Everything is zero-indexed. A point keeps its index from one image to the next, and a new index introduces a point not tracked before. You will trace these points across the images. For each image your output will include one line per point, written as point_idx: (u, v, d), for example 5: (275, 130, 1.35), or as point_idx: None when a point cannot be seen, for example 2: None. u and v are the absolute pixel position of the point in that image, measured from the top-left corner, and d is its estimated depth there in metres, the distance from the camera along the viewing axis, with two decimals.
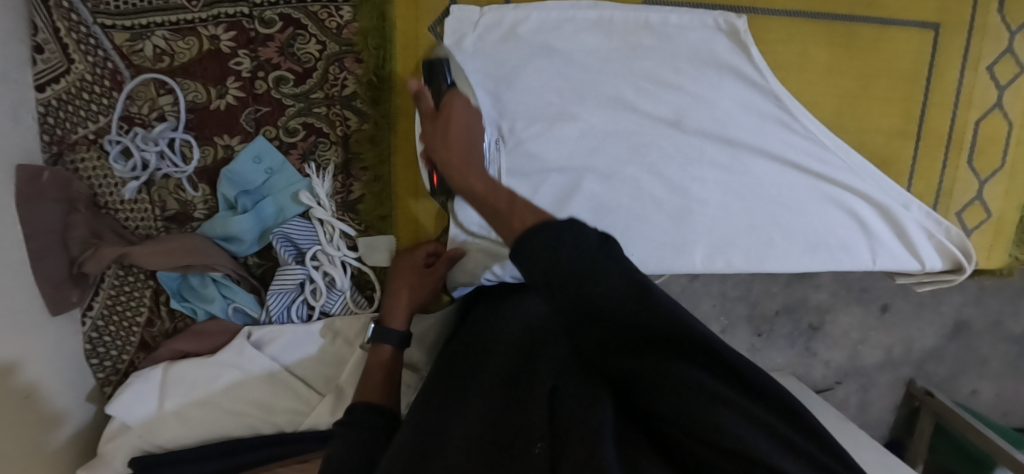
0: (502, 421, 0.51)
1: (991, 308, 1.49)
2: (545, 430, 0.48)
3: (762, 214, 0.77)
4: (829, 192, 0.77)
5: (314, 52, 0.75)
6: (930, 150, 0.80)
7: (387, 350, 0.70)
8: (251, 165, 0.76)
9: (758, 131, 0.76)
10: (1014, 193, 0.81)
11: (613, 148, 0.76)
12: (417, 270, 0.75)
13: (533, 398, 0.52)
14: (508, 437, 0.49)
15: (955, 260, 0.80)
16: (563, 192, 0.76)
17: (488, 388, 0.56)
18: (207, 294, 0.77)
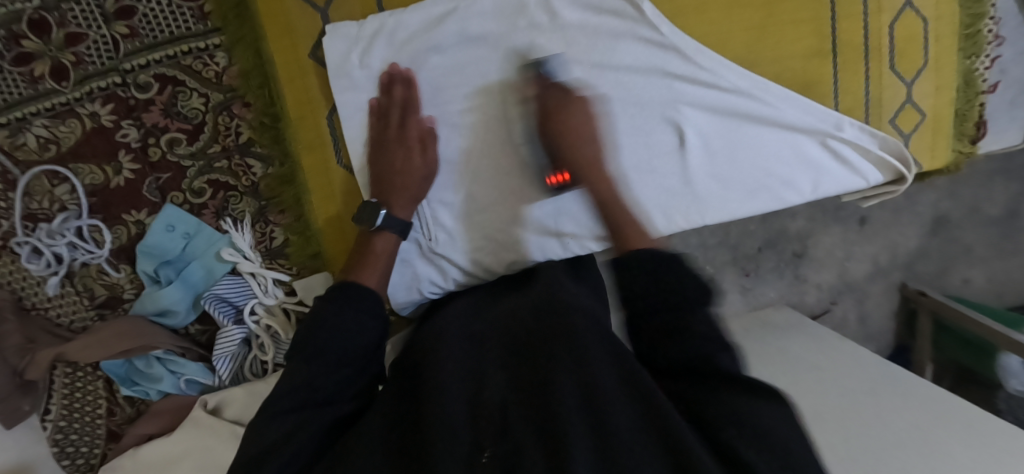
0: (475, 423, 0.54)
1: (964, 198, 1.57)
2: (498, 431, 0.53)
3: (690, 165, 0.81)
4: (740, 129, 0.81)
5: (199, 105, 0.73)
6: (849, 64, 0.80)
7: (390, 238, 0.71)
8: (166, 234, 0.74)
9: (660, 89, 0.78)
10: (943, 89, 0.83)
11: (530, 129, 0.77)
12: (407, 139, 0.72)
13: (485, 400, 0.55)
14: (474, 436, 0.53)
15: (896, 169, 0.82)
16: (485, 185, 0.77)
17: (447, 381, 0.57)
18: (154, 374, 0.75)
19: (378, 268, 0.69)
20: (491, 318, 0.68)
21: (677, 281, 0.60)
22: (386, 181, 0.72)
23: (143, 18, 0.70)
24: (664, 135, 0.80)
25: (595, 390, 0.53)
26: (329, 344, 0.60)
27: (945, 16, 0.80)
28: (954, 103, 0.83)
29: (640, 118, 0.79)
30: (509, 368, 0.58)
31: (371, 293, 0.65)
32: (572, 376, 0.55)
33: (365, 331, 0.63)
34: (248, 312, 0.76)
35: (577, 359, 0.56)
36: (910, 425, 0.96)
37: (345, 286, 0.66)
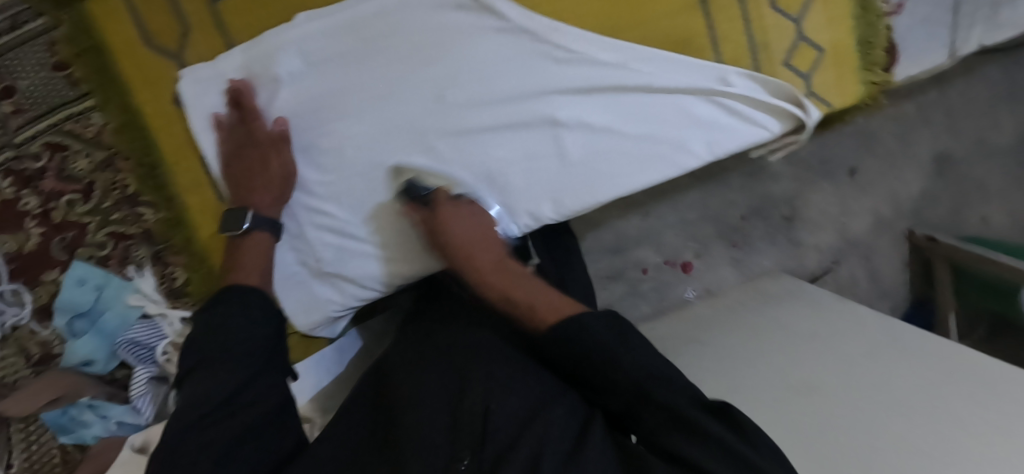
0: (455, 430, 0.60)
1: (966, 132, 1.50)
2: (477, 438, 0.58)
3: (573, 150, 0.78)
4: (617, 99, 0.77)
5: (86, 165, 0.79)
6: (721, 12, 0.75)
7: (264, 237, 0.76)
8: (77, 288, 0.78)
9: (520, 79, 0.76)
10: (837, 19, 0.76)
11: (403, 141, 0.77)
12: (266, 144, 0.75)
13: (470, 414, 0.61)
14: (454, 451, 0.58)
15: (795, 116, 0.77)
16: (366, 199, 0.80)
17: (432, 410, 0.63)
18: (86, 420, 0.79)
19: (256, 266, 0.75)
20: (473, 345, 0.72)
21: (592, 329, 0.60)
22: (247, 189, 0.76)
23: (25, 95, 0.77)
24: (540, 128, 0.78)
25: (550, 393, 0.62)
26: (231, 349, 0.64)
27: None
28: (853, 30, 0.77)
29: (506, 115, 0.77)
30: (479, 377, 0.65)
31: (256, 295, 0.70)
32: (556, 397, 0.62)
33: (255, 334, 0.67)
34: (161, 353, 0.80)
35: (532, 382, 0.64)
36: (917, 387, 0.82)
37: (232, 294, 0.70)
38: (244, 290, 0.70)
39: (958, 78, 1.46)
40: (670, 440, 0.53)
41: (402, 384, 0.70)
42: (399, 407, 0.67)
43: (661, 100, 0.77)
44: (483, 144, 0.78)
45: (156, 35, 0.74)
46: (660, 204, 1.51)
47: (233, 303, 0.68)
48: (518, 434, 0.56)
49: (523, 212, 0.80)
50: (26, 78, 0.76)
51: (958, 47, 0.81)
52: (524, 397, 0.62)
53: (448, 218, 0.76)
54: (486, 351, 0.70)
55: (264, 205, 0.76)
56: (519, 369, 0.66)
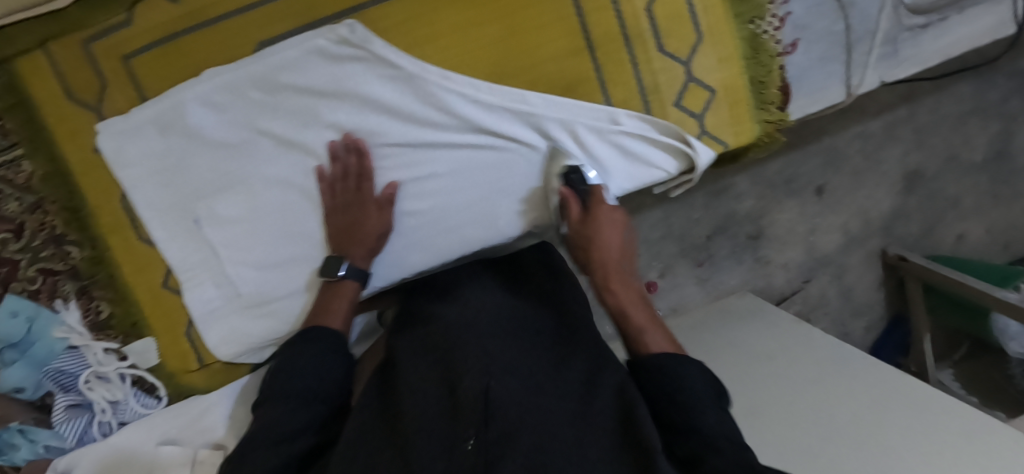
0: (449, 415, 0.59)
1: (938, 147, 1.46)
2: (476, 419, 0.56)
3: (479, 193, 0.82)
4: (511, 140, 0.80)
5: (17, 207, 0.83)
6: (611, 56, 0.77)
7: (353, 285, 0.81)
8: (8, 320, 0.81)
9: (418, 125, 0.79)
10: (727, 60, 0.77)
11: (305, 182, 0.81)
12: (361, 198, 0.80)
13: (467, 398, 0.59)
14: (454, 430, 0.57)
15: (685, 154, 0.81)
16: (278, 238, 0.82)
17: (424, 393, 0.64)
18: (15, 443, 0.82)
19: (341, 312, 0.80)
20: (490, 313, 0.75)
21: (687, 386, 0.62)
22: (346, 238, 0.80)
23: None
24: (446, 170, 0.81)
25: (551, 379, 0.65)
26: (298, 384, 0.70)
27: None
28: (744, 72, 0.78)
29: (411, 165, 0.81)
30: (465, 355, 0.66)
31: (335, 337, 0.77)
32: (549, 374, 0.66)
33: (331, 368, 0.74)
34: (84, 381, 0.84)
35: (532, 361, 0.67)
36: (852, 415, 0.87)
37: (314, 332, 0.77)
38: (325, 332, 0.76)
39: (927, 95, 1.42)
40: (695, 410, 0.60)
41: (400, 369, 0.72)
42: (402, 395, 0.66)
43: (555, 140, 0.80)
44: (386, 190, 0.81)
45: (76, 90, 0.78)
46: None
47: (305, 339, 0.76)
48: (510, 422, 0.55)
49: (419, 242, 0.84)
50: None
51: (854, 87, 0.80)
52: (512, 386, 0.60)
53: (601, 219, 0.78)
54: (473, 327, 0.72)
55: (357, 258, 0.80)
56: (517, 351, 0.69)
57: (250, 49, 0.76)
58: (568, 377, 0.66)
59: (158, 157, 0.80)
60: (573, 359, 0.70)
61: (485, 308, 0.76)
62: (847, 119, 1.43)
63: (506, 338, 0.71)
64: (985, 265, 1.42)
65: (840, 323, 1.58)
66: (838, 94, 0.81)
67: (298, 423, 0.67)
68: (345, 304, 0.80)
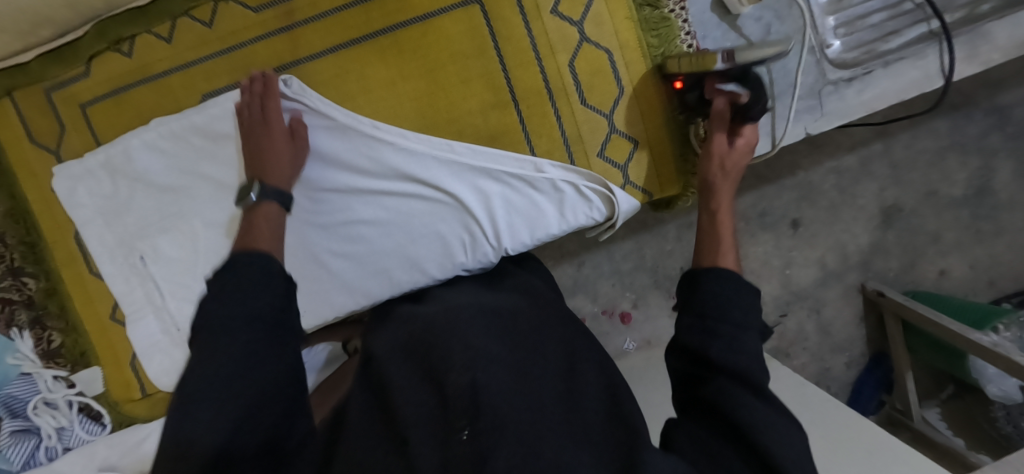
0: (438, 411, 0.60)
1: (915, 183, 1.44)
2: (469, 414, 0.56)
3: (411, 237, 0.82)
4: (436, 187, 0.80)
5: None
6: (534, 107, 0.79)
7: (274, 207, 0.71)
8: None
9: (352, 168, 0.81)
10: (649, 114, 0.80)
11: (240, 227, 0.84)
12: (272, 126, 0.76)
13: (455, 389, 0.59)
14: (444, 427, 0.57)
15: (608, 199, 0.80)
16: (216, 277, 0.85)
17: (411, 385, 0.64)
18: None
19: (269, 232, 0.68)
20: (472, 307, 0.75)
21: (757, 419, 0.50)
22: (263, 163, 0.74)
23: None
24: (382, 217, 0.82)
25: (538, 369, 0.65)
26: (237, 335, 0.53)
27: (630, 43, 0.79)
28: (665, 125, 0.81)
29: (343, 211, 0.82)
30: (453, 348, 0.65)
31: (268, 257, 0.61)
32: (533, 363, 0.66)
33: (257, 373, 0.52)
34: (32, 407, 0.87)
35: (517, 349, 0.67)
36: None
37: (227, 314, 0.54)
38: (257, 267, 0.58)
39: (902, 130, 1.41)
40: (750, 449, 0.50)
41: (381, 360, 0.71)
42: (388, 392, 0.65)
43: (480, 187, 0.80)
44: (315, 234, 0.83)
45: (37, 134, 0.83)
46: (593, 253, 1.53)
47: (233, 330, 0.53)
48: (499, 414, 0.56)
49: (360, 280, 0.85)
50: None
51: (779, 138, 0.80)
52: (501, 376, 0.61)
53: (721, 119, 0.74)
54: (451, 318, 0.72)
55: (275, 176, 0.74)
56: (497, 338, 0.68)
57: (198, 99, 0.81)
58: (551, 366, 0.67)
59: (105, 198, 0.83)
60: (546, 345, 0.70)
61: (470, 303, 0.76)
62: (821, 154, 1.42)
63: (494, 326, 0.71)
64: (968, 301, 1.36)
65: (819, 358, 1.54)
66: (764, 145, 0.81)
67: (254, 449, 0.51)
68: (274, 221, 0.70)
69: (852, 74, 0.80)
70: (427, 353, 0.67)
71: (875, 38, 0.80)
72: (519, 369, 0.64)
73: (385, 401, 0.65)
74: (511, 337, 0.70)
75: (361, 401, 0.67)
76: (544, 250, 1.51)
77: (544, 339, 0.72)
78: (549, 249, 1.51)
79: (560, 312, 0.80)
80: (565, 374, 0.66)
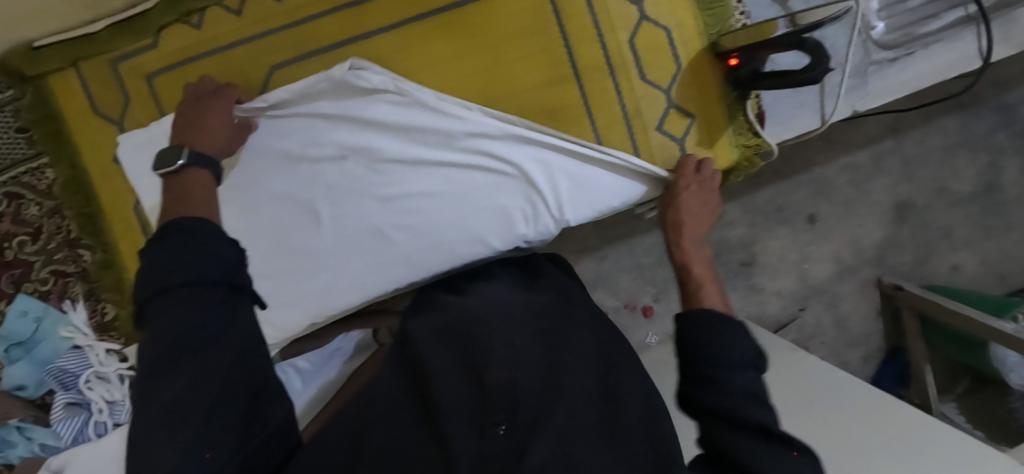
0: (477, 401, 0.60)
1: (926, 179, 1.48)
2: (508, 409, 0.57)
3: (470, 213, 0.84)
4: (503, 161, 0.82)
5: (36, 212, 0.87)
6: (595, 82, 0.82)
7: (204, 174, 0.67)
8: (18, 319, 0.86)
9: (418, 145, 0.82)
10: (705, 90, 0.83)
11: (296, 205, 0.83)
12: (215, 108, 0.77)
13: (496, 383, 0.60)
14: (479, 418, 0.57)
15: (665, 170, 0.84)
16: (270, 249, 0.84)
17: (452, 375, 0.65)
18: (12, 440, 0.86)
19: (205, 198, 0.64)
20: (513, 310, 0.78)
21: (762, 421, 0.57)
22: (189, 134, 0.73)
23: None
24: (444, 190, 0.83)
25: (577, 377, 0.67)
26: (185, 294, 0.52)
27: (687, 22, 0.81)
28: (722, 100, 0.83)
29: (404, 185, 0.83)
30: (498, 347, 0.67)
31: (206, 222, 0.57)
32: (574, 371, 0.68)
33: (231, 332, 0.53)
34: (84, 380, 0.87)
35: (559, 358, 0.70)
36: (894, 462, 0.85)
37: (186, 285, 0.52)
38: (189, 226, 0.56)
39: (913, 127, 1.46)
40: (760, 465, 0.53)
41: (421, 350, 0.72)
42: (427, 381, 0.65)
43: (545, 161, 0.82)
44: (371, 208, 0.83)
45: (100, 104, 0.83)
46: (614, 247, 1.55)
47: (197, 295, 0.52)
48: (538, 414, 0.57)
49: (419, 255, 0.85)
50: None
51: (829, 115, 0.83)
52: (540, 379, 0.63)
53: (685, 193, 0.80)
54: (492, 319, 0.75)
55: (205, 144, 0.72)
56: (535, 349, 0.71)
57: (265, 69, 0.82)
58: (588, 362, 0.71)
59: None
60: (579, 355, 0.73)
61: (510, 302, 0.80)
62: (836, 150, 1.46)
63: (530, 330, 0.75)
64: (982, 296, 1.39)
65: (836, 353, 1.55)
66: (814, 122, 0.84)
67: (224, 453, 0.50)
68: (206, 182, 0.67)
69: (897, 54, 0.83)
70: (472, 346, 0.69)
71: (913, 21, 0.82)
72: (562, 377, 0.65)
73: (421, 392, 0.65)
74: (549, 339, 0.74)
75: (393, 393, 0.67)
76: (566, 243, 1.53)
77: (583, 348, 0.74)
78: (571, 244, 1.53)
79: (585, 316, 0.83)
80: (602, 374, 0.70)
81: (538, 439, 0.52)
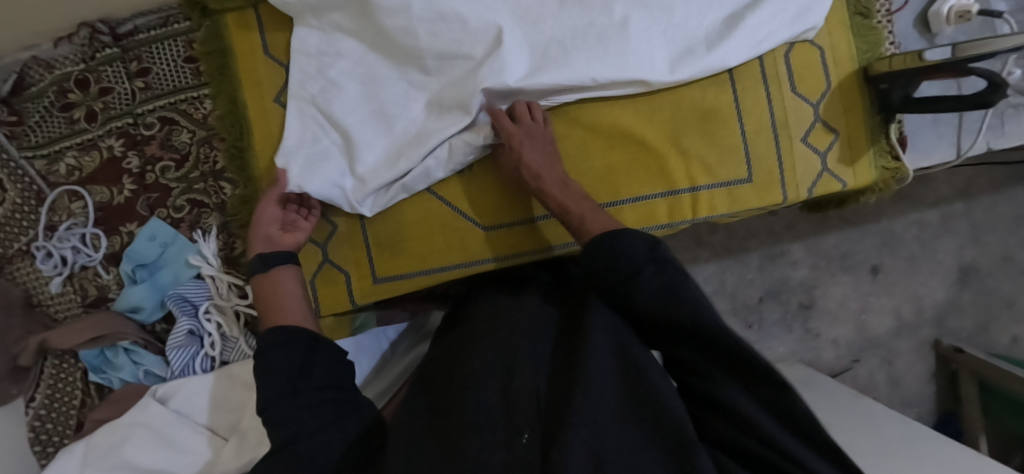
0: (505, 406, 0.61)
1: (993, 245, 1.47)
2: (534, 423, 0.58)
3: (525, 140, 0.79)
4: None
5: (187, 140, 0.89)
6: (749, 90, 0.85)
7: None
8: (147, 242, 0.87)
9: (584, 18, 0.81)
10: (851, 110, 0.87)
11: (377, 33, 0.81)
12: None
13: (520, 391, 0.61)
14: (505, 423, 0.59)
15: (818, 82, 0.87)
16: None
17: (482, 380, 0.65)
18: (118, 363, 0.86)
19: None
20: (537, 311, 0.74)
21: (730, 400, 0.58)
22: None
23: (156, 76, 0.88)
24: None
25: (607, 350, 0.63)
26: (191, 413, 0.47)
27: (840, 45, 0.87)
28: (864, 122, 0.88)
29: None
30: (525, 348, 0.67)
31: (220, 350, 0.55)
32: (608, 340, 0.64)
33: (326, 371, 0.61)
34: (203, 311, 0.87)
35: (586, 328, 0.66)
36: None
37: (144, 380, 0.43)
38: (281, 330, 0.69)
39: (982, 193, 1.45)
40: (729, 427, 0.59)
41: (451, 357, 0.73)
42: (457, 391, 0.66)
43: None
44: (459, 59, 0.80)
45: (271, 48, 0.86)
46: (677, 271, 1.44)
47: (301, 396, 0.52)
48: (560, 416, 0.56)
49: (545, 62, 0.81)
50: (161, 62, 0.88)
51: (965, 150, 0.89)
52: (561, 378, 0.62)
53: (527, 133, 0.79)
54: (518, 324, 0.72)
55: None
56: (555, 338, 0.69)
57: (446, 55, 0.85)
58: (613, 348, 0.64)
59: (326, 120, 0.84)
60: (606, 322, 0.66)
61: (534, 304, 0.76)
62: (905, 205, 1.45)
63: (550, 326, 0.72)
64: None
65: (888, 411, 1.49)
66: (948, 154, 0.90)
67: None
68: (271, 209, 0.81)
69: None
70: (501, 350, 0.68)
71: None
72: (592, 350, 0.62)
73: (446, 401, 0.67)
74: (566, 326, 0.71)
75: (431, 398, 0.69)
76: None
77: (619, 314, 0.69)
78: None
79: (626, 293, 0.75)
80: (620, 349, 0.64)
81: (568, 435, 0.53)
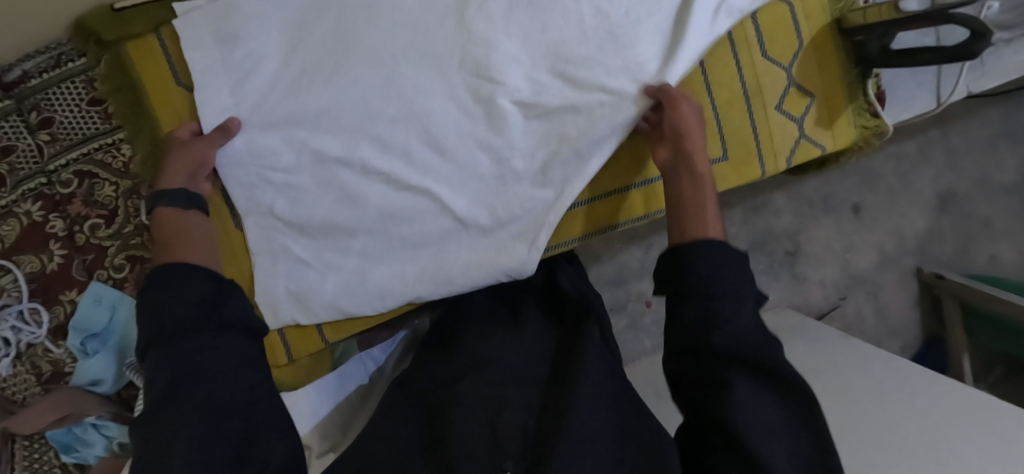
0: (491, 437, 0.62)
1: (970, 169, 1.45)
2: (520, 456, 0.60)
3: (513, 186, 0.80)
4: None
5: (112, 193, 0.82)
6: (717, 61, 0.79)
7: None
8: (92, 307, 0.80)
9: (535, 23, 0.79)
10: (827, 67, 0.82)
11: (321, 71, 0.77)
12: None
13: (506, 425, 0.63)
14: (491, 455, 0.61)
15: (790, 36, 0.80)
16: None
17: (467, 410, 0.66)
18: (89, 439, 0.81)
19: None
20: (525, 350, 0.77)
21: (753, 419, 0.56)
22: None
23: (60, 126, 0.80)
24: None
25: (593, 393, 0.67)
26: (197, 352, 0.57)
27: None
28: (842, 78, 0.82)
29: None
30: (513, 385, 0.69)
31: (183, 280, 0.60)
32: (593, 383, 0.68)
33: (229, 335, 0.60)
34: None
35: (570, 373, 0.70)
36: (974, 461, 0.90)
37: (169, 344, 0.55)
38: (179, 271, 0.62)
39: (957, 117, 1.43)
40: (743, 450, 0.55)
41: (437, 388, 0.75)
42: (440, 422, 0.67)
43: None
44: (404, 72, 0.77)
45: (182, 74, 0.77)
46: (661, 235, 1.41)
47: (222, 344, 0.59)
48: (547, 454, 0.59)
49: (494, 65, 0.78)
50: (63, 109, 0.79)
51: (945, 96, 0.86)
52: (547, 415, 0.65)
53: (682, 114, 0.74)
54: (504, 359, 0.75)
55: None
56: (540, 379, 0.72)
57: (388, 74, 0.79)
58: (602, 387, 0.69)
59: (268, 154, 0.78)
60: (591, 367, 0.71)
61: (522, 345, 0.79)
62: None
63: (537, 365, 0.75)
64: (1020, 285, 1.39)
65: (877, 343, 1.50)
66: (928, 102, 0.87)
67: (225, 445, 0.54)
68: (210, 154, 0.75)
69: (1014, 34, 0.83)
70: (486, 380, 0.70)
71: None
72: (578, 393, 0.66)
73: (431, 431, 0.68)
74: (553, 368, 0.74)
75: (415, 426, 0.71)
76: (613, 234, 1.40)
77: (603, 364, 0.73)
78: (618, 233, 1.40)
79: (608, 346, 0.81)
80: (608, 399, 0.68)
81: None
